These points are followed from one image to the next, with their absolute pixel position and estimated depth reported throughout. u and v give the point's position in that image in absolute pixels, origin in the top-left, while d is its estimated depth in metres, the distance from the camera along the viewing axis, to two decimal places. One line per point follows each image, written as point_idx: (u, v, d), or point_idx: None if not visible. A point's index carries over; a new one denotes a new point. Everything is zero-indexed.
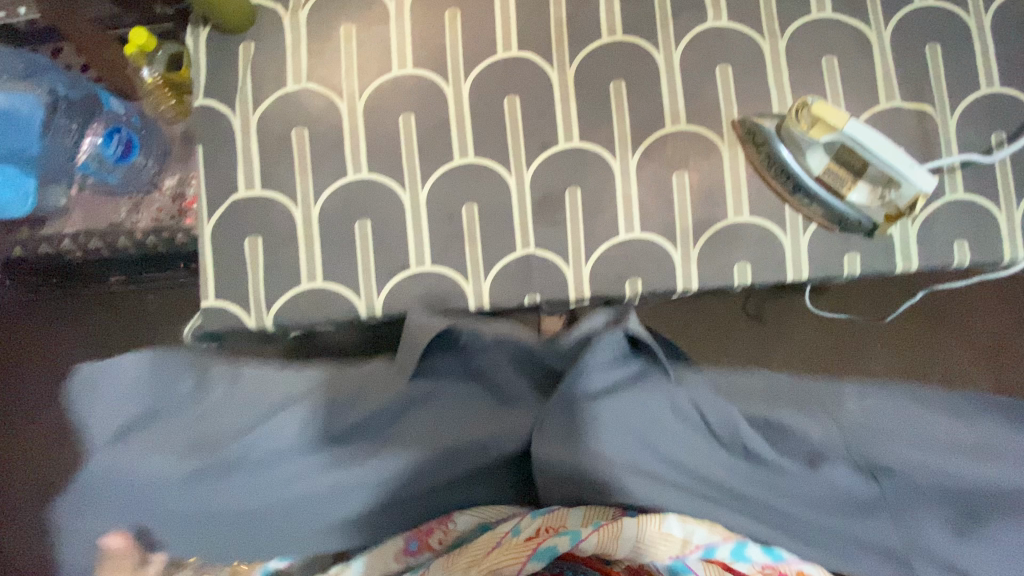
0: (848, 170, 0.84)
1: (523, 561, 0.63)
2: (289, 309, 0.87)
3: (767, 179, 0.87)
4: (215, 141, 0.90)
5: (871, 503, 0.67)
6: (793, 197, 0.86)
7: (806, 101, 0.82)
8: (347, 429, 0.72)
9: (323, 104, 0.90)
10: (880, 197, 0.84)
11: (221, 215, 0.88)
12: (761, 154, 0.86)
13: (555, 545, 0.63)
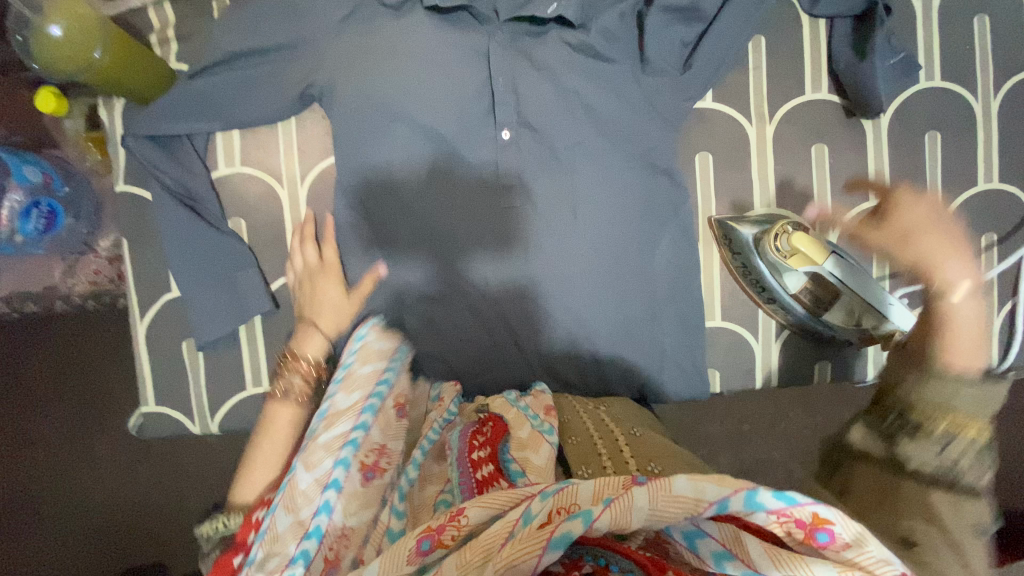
0: (827, 293, 0.78)
1: (543, 549, 0.41)
2: (234, 414, 0.83)
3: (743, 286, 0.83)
4: (138, 229, 0.81)
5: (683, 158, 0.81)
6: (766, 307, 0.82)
7: (786, 225, 0.76)
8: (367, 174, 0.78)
9: (262, 190, 0.81)
10: (855, 319, 0.80)
11: (152, 316, 0.81)
12: (738, 263, 0.82)
13: (569, 531, 0.42)
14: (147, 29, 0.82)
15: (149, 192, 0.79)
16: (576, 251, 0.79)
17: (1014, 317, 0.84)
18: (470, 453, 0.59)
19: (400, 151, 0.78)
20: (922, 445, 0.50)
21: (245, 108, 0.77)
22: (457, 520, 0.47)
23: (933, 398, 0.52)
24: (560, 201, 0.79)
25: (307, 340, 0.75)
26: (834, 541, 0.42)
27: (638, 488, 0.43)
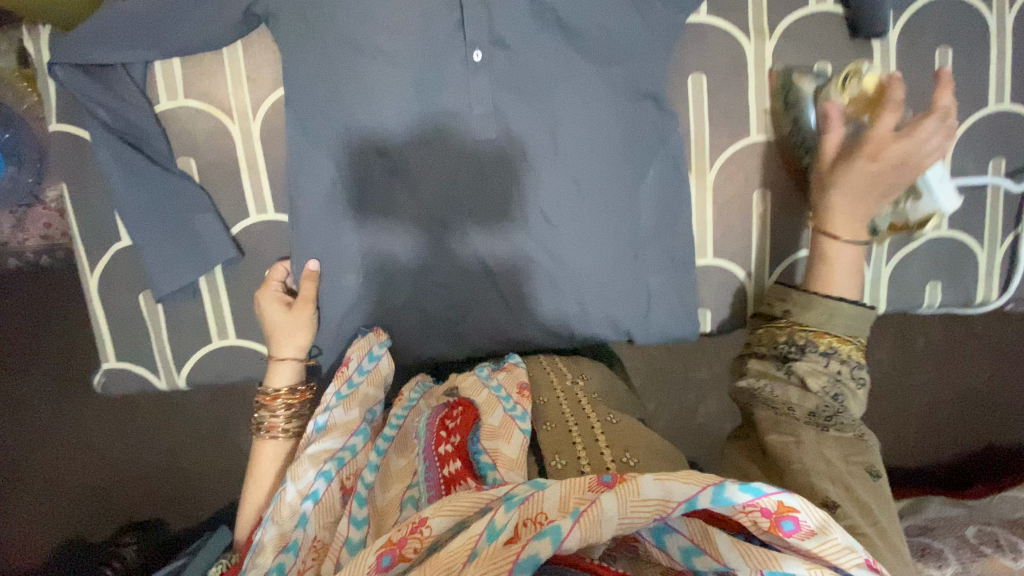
0: None
1: (511, 566, 0.43)
2: (201, 368, 0.79)
3: (781, 145, 0.75)
4: (76, 172, 0.73)
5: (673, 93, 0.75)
6: (800, 175, 0.76)
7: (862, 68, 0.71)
8: (336, 116, 0.71)
9: (211, 126, 0.73)
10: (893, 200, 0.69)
11: (103, 266, 0.75)
12: (786, 117, 0.74)
13: (537, 552, 0.43)
14: None
15: (85, 129, 0.71)
16: (554, 179, 0.74)
17: (1015, 249, 0.80)
18: (437, 448, 0.61)
19: (365, 66, 0.70)
20: (810, 361, 0.61)
21: (183, 29, 0.68)
22: (419, 533, 0.49)
23: (812, 320, 0.62)
24: (516, 97, 0.72)
25: (276, 370, 0.75)
26: (799, 529, 0.44)
27: (606, 497, 0.45)
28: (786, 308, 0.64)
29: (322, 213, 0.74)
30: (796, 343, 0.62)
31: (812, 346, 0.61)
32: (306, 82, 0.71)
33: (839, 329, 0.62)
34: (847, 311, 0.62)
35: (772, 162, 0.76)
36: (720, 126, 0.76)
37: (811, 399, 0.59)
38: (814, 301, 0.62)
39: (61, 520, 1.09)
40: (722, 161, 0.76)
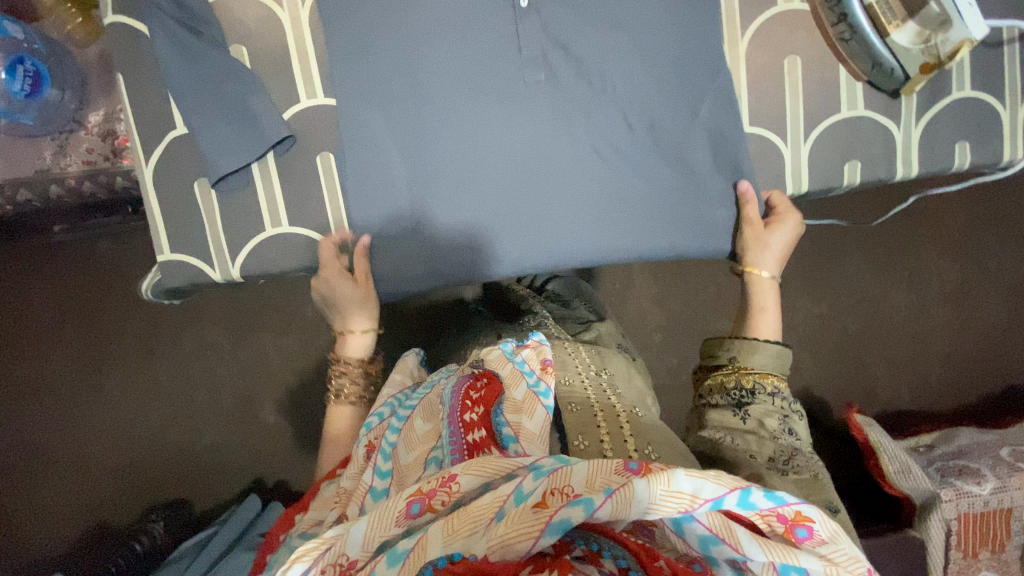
0: (905, 4, 0.72)
1: (541, 531, 0.41)
2: (254, 260, 0.80)
3: (814, 1, 0.78)
4: (133, 66, 0.76)
5: None
6: (834, 29, 0.77)
7: None
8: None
9: (261, 14, 0.76)
10: (925, 41, 0.73)
11: (158, 157, 0.77)
12: None
13: (568, 517, 0.41)
14: None
15: (144, 21, 0.74)
16: (586, 53, 0.76)
17: None
18: (462, 415, 0.57)
19: None
20: (763, 404, 0.67)
21: None
22: (449, 486, 0.47)
23: (755, 364, 0.70)
24: (519, 178, 0.78)
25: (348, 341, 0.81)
26: (811, 537, 0.44)
27: (639, 480, 0.42)
28: (731, 355, 0.72)
29: (369, 95, 0.76)
30: (747, 386, 0.68)
31: (760, 387, 0.68)
32: None
33: (771, 368, 0.71)
34: (773, 348, 0.72)
35: (802, 29, 0.79)
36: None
37: (767, 420, 0.65)
38: (754, 347, 0.71)
39: (127, 479, 1.25)
40: (753, 30, 0.79)
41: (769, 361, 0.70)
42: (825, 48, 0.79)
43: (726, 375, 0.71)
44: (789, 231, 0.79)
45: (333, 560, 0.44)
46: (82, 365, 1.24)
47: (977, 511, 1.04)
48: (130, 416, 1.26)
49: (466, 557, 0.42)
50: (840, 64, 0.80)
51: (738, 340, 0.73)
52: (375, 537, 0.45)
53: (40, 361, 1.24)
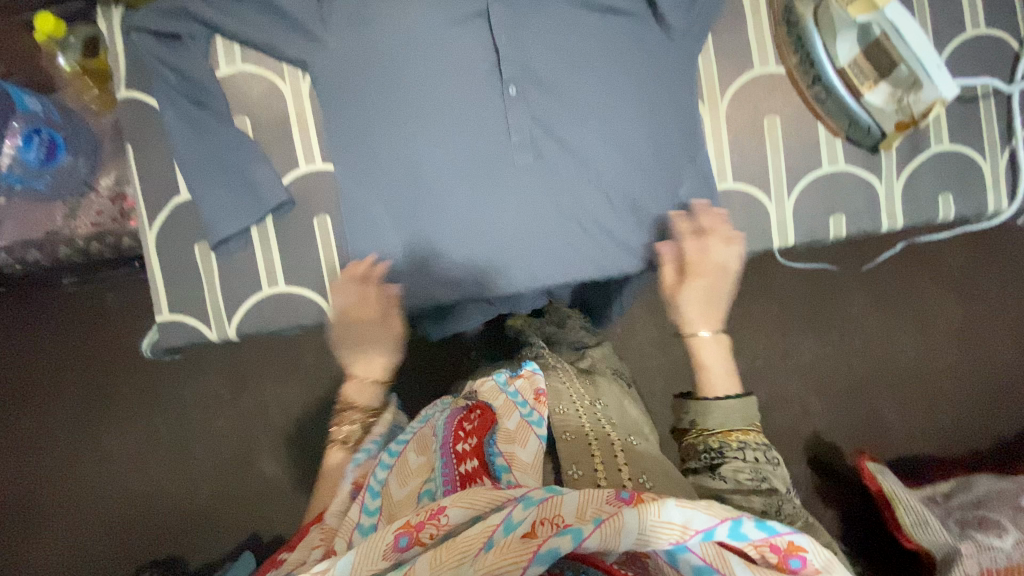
0: (876, 66, 0.75)
1: (530, 561, 0.40)
2: (251, 319, 0.81)
3: (789, 64, 0.81)
4: (142, 136, 0.80)
5: (683, 35, 0.80)
6: (810, 90, 0.81)
7: None
8: (375, 72, 0.79)
9: (265, 88, 0.81)
10: (898, 100, 0.76)
11: (162, 221, 0.80)
12: (791, 35, 0.80)
13: (557, 547, 0.41)
14: None
15: (154, 96, 0.78)
16: (569, 116, 0.80)
17: (1016, 158, 0.84)
18: (454, 445, 0.58)
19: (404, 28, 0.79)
20: (733, 461, 0.63)
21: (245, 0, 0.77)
22: (438, 519, 0.46)
23: (715, 423, 0.67)
24: (512, 248, 0.81)
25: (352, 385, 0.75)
26: (806, 567, 0.43)
27: (628, 509, 0.43)
28: (692, 416, 0.69)
29: (366, 161, 0.80)
30: (715, 447, 0.65)
31: (726, 445, 0.64)
32: (347, 44, 0.79)
33: (737, 422, 0.67)
34: (736, 402, 0.68)
35: (779, 90, 0.82)
36: (728, 62, 0.82)
37: (742, 480, 0.61)
38: (705, 407, 0.68)
39: (122, 538, 1.23)
40: (731, 92, 0.82)
41: (725, 417, 0.67)
42: (802, 107, 0.82)
43: (691, 436, 0.68)
44: (706, 284, 0.77)
45: None
46: (82, 420, 1.25)
47: (1001, 568, 0.94)
48: (128, 471, 1.25)
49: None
50: (818, 121, 0.82)
51: (688, 401, 0.69)
52: (364, 566, 0.45)
53: (42, 417, 1.24)
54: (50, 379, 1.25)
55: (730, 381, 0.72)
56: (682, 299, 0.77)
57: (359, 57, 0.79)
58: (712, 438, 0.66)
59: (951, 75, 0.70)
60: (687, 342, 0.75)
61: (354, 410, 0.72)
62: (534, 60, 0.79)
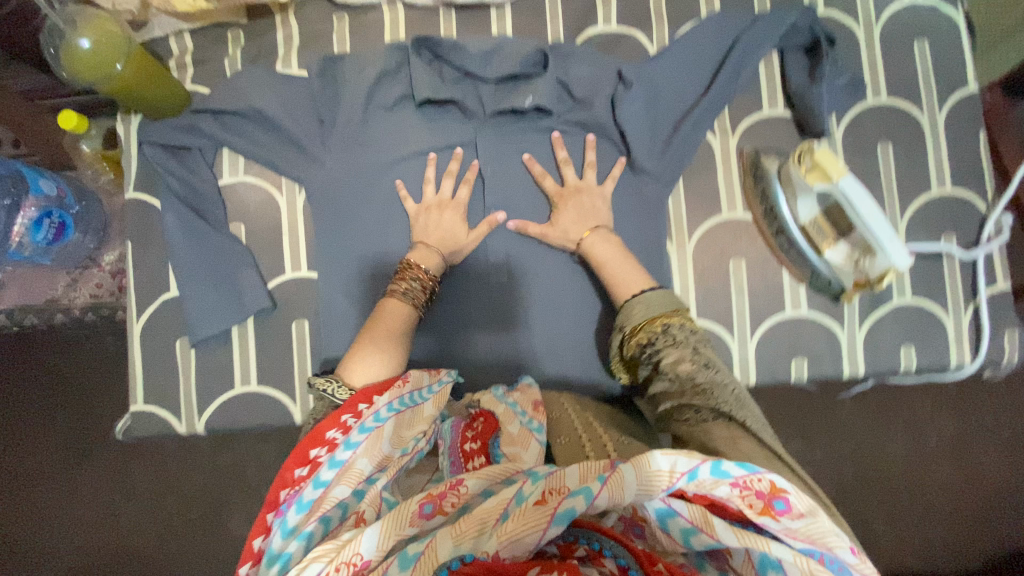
0: (834, 228, 0.80)
1: (548, 522, 0.42)
2: (220, 414, 0.84)
3: (755, 214, 0.86)
4: (143, 233, 0.85)
5: (653, 178, 0.86)
6: (774, 240, 0.85)
7: (812, 143, 0.76)
8: (366, 193, 0.85)
9: (262, 198, 0.86)
10: (856, 262, 0.79)
11: (149, 315, 0.84)
12: (757, 188, 0.85)
13: (572, 507, 0.43)
14: (164, 55, 0.88)
15: (158, 199, 0.84)
16: (543, 246, 0.86)
17: (979, 318, 0.86)
18: (462, 445, 0.61)
19: (398, 154, 0.86)
20: (672, 351, 0.65)
21: (254, 122, 0.84)
22: (458, 488, 0.49)
23: (640, 318, 0.69)
24: (482, 363, 0.85)
25: (421, 252, 0.80)
26: (790, 510, 0.45)
27: (625, 465, 0.45)
28: (620, 327, 0.71)
29: (346, 273, 0.84)
30: (648, 342, 0.67)
31: (654, 337, 0.67)
32: (342, 165, 0.85)
33: (659, 308, 0.69)
34: (649, 296, 0.70)
35: (745, 234, 0.86)
36: (697, 205, 0.87)
37: (681, 372, 0.63)
38: (628, 311, 0.71)
39: None
40: (699, 234, 0.87)
41: (648, 307, 0.69)
42: (767, 252, 0.86)
43: (623, 320, 0.71)
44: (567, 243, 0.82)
45: (345, 561, 0.44)
46: (37, 486, 1.20)
47: None
48: (79, 541, 1.20)
49: (477, 557, 0.42)
50: (783, 267, 0.86)
51: (617, 328, 0.72)
52: (389, 538, 0.46)
53: (6, 473, 1.21)
54: (10, 442, 1.21)
55: (633, 263, 0.77)
56: (558, 226, 0.82)
57: (352, 178, 0.85)
58: (642, 334, 0.68)
59: (905, 247, 0.72)
60: (581, 250, 0.81)
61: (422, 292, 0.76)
62: (515, 192, 0.86)
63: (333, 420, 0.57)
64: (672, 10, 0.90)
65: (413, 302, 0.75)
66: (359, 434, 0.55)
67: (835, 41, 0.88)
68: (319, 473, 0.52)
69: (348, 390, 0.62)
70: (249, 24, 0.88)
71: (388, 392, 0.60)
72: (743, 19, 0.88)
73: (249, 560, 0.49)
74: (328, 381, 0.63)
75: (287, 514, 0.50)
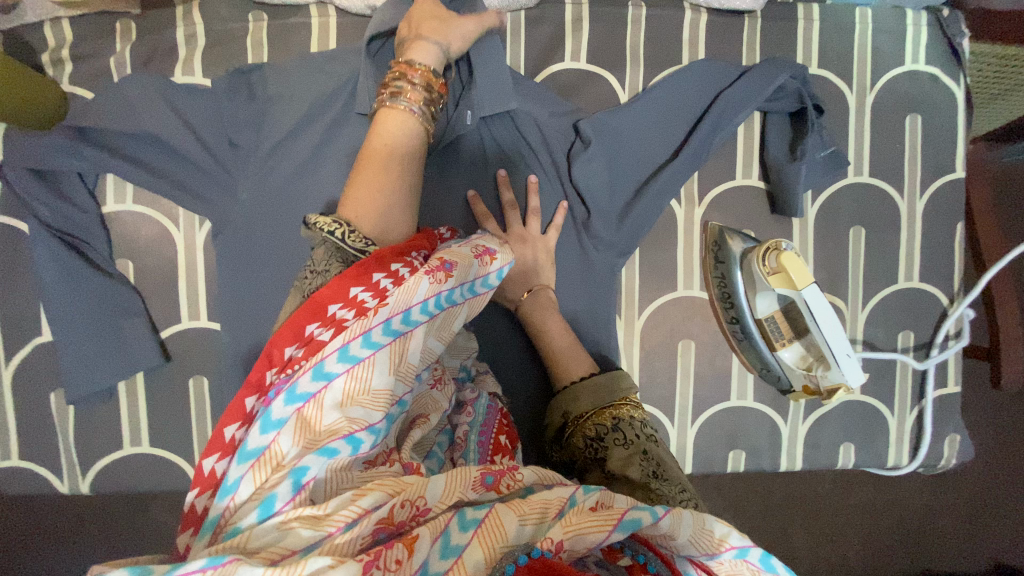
0: (791, 326, 0.75)
1: (614, 527, 0.38)
2: (107, 475, 0.75)
3: (711, 297, 0.79)
4: (8, 264, 0.72)
5: (609, 246, 0.77)
6: (728, 328, 0.78)
7: (780, 242, 0.72)
8: (268, 234, 0.70)
9: (155, 231, 0.74)
10: (807, 365, 0.76)
11: (18, 362, 0.73)
12: (717, 272, 0.78)
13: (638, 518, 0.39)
14: (39, 47, 0.73)
15: (24, 225, 0.71)
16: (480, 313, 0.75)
17: (922, 419, 0.84)
18: (496, 433, 0.52)
19: (310, 190, 0.70)
20: (617, 454, 0.54)
21: (143, 142, 0.70)
22: (514, 473, 0.42)
23: (586, 406, 0.59)
24: None
25: (415, 45, 0.62)
26: None
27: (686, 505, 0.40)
28: (562, 409, 0.61)
29: (239, 333, 0.70)
30: (592, 438, 0.56)
31: (602, 429, 0.56)
32: (241, 200, 0.70)
33: (608, 398, 0.59)
34: (599, 378, 0.61)
35: (699, 315, 0.79)
36: (653, 277, 0.79)
37: (627, 476, 0.52)
38: (574, 393, 0.61)
39: None
40: (650, 311, 0.79)
41: (595, 395, 0.59)
42: (719, 337, 0.79)
43: (566, 403, 0.61)
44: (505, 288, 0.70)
45: (410, 503, 0.37)
46: None
47: None
48: None
49: (544, 553, 0.36)
50: (733, 353, 0.80)
51: (559, 409, 0.61)
52: (454, 492, 0.39)
53: None
54: None
55: (570, 337, 0.68)
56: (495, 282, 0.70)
57: (253, 215, 0.70)
58: (583, 427, 0.58)
59: (860, 363, 0.70)
60: (519, 311, 0.70)
61: (425, 99, 0.60)
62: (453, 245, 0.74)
63: (336, 289, 0.41)
64: (650, 52, 0.80)
65: (420, 113, 0.59)
66: (384, 337, 0.40)
67: (822, 110, 0.79)
68: (323, 362, 0.39)
69: (362, 239, 0.48)
70: (145, 17, 0.73)
71: (425, 286, 0.43)
72: (727, 75, 0.78)
73: (217, 451, 0.38)
74: (334, 223, 0.48)
75: (274, 404, 0.38)
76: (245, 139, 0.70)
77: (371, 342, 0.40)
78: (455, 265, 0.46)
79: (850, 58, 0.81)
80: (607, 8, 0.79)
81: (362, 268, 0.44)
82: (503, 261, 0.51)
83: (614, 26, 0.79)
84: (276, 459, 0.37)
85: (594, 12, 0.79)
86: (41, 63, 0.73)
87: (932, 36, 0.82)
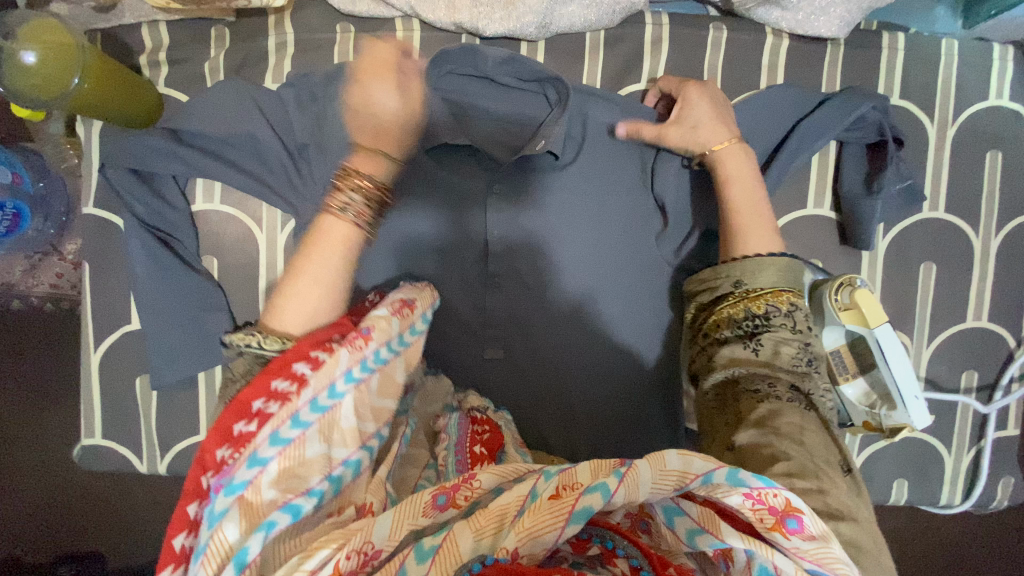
0: (855, 360, 0.74)
1: (565, 521, 0.38)
2: (183, 459, 0.80)
3: None
4: (104, 253, 0.77)
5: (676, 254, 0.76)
6: None
7: (853, 278, 0.72)
8: None
9: (238, 230, 0.78)
10: (870, 402, 0.75)
11: (108, 347, 0.78)
12: None
13: (589, 505, 0.38)
14: (137, 48, 0.76)
15: (121, 220, 0.75)
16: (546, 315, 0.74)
17: (979, 460, 0.83)
18: (471, 446, 0.53)
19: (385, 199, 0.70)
20: (780, 329, 0.57)
21: (233, 147, 0.73)
22: (470, 483, 0.43)
23: (765, 283, 0.60)
24: None
25: (369, 158, 0.61)
26: (800, 530, 0.39)
27: (642, 461, 0.40)
28: (735, 279, 0.61)
29: None
30: (760, 311, 0.58)
31: (774, 310, 0.58)
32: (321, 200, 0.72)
33: (788, 282, 0.60)
34: (776, 260, 0.61)
35: None
36: None
37: (784, 353, 0.56)
38: (759, 264, 0.60)
39: None
40: None
41: (780, 276, 0.60)
42: None
43: (734, 270, 0.62)
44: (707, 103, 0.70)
45: (357, 549, 0.38)
46: None
47: None
48: None
49: (499, 560, 0.36)
50: None
51: (732, 270, 0.62)
52: (404, 526, 0.40)
53: None
54: None
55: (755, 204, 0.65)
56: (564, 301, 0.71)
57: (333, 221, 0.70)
58: (755, 298, 0.59)
59: (926, 405, 0.71)
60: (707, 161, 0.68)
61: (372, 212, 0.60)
62: (525, 261, 0.71)
63: (256, 386, 0.45)
64: (727, 75, 0.79)
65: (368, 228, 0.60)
66: (311, 414, 0.44)
67: (903, 143, 0.77)
68: (256, 450, 0.42)
69: (276, 339, 0.56)
70: (241, 24, 0.77)
71: (346, 358, 0.48)
72: (807, 102, 0.77)
73: (170, 564, 0.40)
74: (247, 335, 0.56)
75: (213, 499, 0.41)
76: (326, 145, 0.71)
77: (300, 422, 0.44)
78: (374, 328, 0.50)
79: (934, 90, 0.80)
80: (687, 30, 0.79)
81: (283, 361, 0.47)
82: (423, 309, 0.58)
83: (692, 49, 0.79)
84: (222, 548, 0.39)
85: (674, 34, 0.79)
86: (139, 64, 0.76)
87: (1018, 70, 0.80)
